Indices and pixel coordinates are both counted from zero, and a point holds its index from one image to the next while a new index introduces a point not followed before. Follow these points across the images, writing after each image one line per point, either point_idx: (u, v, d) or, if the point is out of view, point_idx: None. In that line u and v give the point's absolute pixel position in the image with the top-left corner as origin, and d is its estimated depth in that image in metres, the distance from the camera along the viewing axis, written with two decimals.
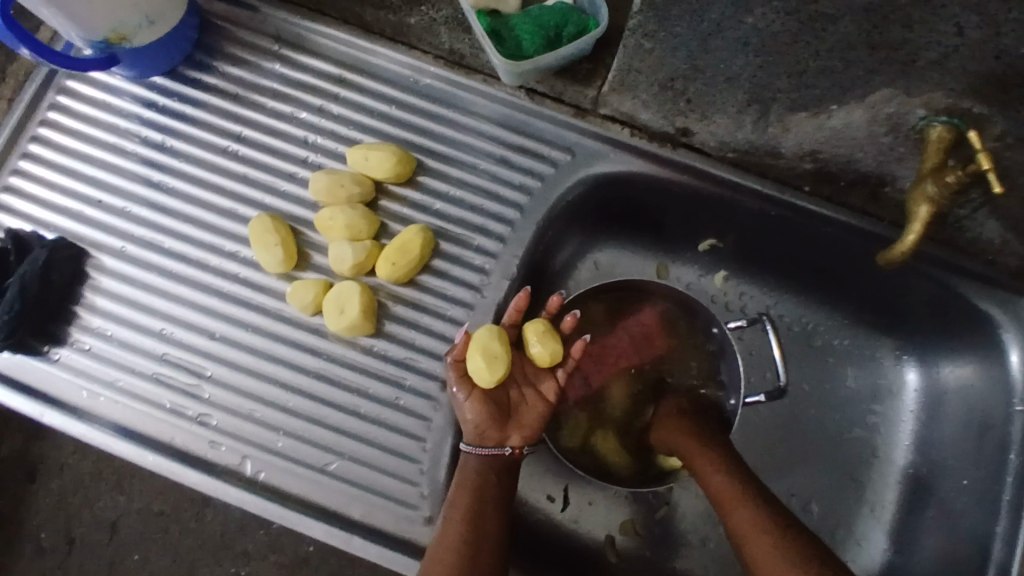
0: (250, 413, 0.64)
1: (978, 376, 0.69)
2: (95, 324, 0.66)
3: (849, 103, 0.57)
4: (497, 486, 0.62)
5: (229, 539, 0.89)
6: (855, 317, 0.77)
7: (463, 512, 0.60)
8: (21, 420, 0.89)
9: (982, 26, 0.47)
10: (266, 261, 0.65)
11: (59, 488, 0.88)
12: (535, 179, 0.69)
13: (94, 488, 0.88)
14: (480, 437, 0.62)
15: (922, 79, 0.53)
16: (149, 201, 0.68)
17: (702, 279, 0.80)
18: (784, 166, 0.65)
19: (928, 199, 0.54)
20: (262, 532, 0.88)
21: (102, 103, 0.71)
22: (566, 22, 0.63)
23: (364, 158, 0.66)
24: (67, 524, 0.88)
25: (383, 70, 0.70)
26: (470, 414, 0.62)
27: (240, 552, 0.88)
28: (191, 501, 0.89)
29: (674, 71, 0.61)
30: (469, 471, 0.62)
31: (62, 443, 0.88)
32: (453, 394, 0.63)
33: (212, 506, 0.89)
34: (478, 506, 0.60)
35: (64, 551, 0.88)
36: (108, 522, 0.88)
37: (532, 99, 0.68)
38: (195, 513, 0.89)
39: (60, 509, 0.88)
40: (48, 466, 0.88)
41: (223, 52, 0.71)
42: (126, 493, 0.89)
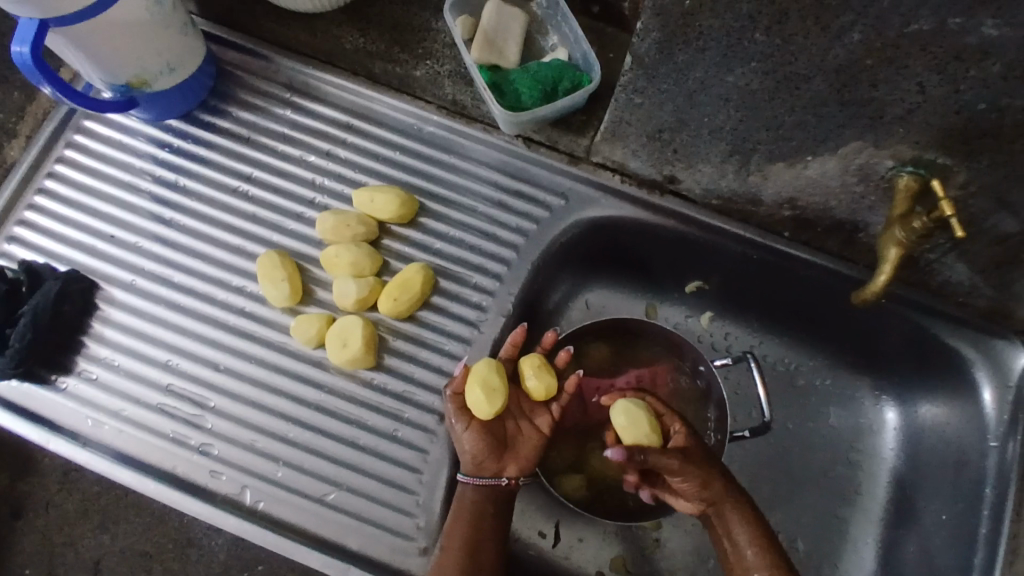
0: (251, 443, 0.66)
1: (953, 414, 0.73)
2: (102, 354, 0.68)
3: (822, 154, 0.61)
4: (493, 517, 0.64)
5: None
6: (835, 357, 0.80)
7: (461, 543, 0.61)
8: (11, 456, 0.89)
9: (943, 83, 0.51)
10: (272, 296, 0.67)
11: (45, 525, 0.88)
12: (530, 221, 0.72)
13: (80, 525, 0.87)
14: (477, 468, 0.64)
15: (888, 133, 0.57)
16: (160, 237, 0.71)
17: (689, 319, 0.83)
18: (763, 213, 0.70)
19: (896, 242, 0.58)
20: None
21: (119, 144, 0.74)
22: (562, 77, 0.68)
23: (370, 199, 0.70)
24: (50, 563, 0.87)
25: (388, 118, 0.74)
26: (468, 445, 0.64)
27: None
28: (177, 540, 0.87)
29: (662, 122, 0.65)
30: (465, 502, 0.63)
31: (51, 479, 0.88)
32: (451, 425, 0.65)
33: (199, 547, 0.88)
34: (475, 537, 0.62)
35: None
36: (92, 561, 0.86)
37: (529, 147, 0.73)
38: (181, 553, 0.87)
39: (44, 548, 0.87)
40: (35, 503, 0.88)
41: (237, 98, 0.75)
42: (111, 531, 0.88)
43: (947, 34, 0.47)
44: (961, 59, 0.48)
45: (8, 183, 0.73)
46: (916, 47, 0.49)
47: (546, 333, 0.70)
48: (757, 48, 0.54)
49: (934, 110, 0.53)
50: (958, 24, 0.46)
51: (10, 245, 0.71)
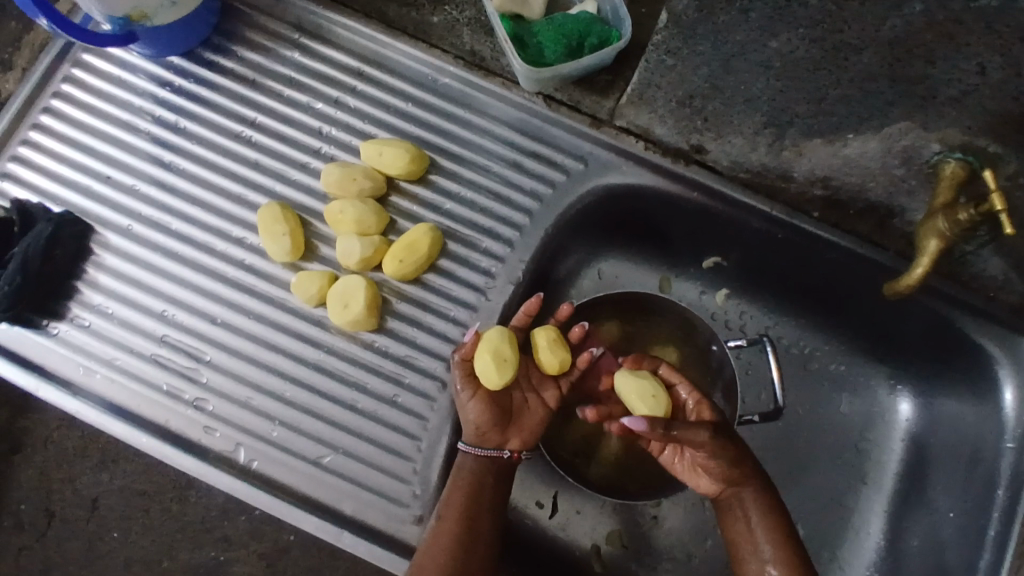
0: (247, 401, 0.64)
1: (971, 410, 0.70)
2: (96, 301, 0.65)
3: (865, 132, 0.59)
4: (491, 489, 0.63)
5: (209, 525, 0.88)
6: (853, 344, 0.78)
7: (458, 511, 0.60)
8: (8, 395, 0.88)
9: (1005, 66, 0.53)
10: (273, 251, 0.65)
11: (44, 461, 0.88)
12: (546, 185, 0.69)
13: (79, 463, 0.88)
14: (480, 438, 0.63)
15: (939, 115, 0.56)
16: (158, 181, 0.68)
17: (704, 296, 0.80)
18: (793, 190, 0.64)
19: (937, 233, 0.54)
20: (243, 518, 0.88)
21: (118, 79, 0.70)
22: (589, 32, 0.63)
23: (379, 153, 0.66)
24: (49, 498, 0.88)
25: (402, 66, 0.70)
26: (473, 413, 0.62)
27: (220, 538, 0.88)
28: (173, 483, 0.88)
29: (695, 88, 0.62)
30: (464, 472, 0.62)
31: (47, 418, 0.88)
32: (457, 393, 0.63)
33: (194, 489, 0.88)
34: (473, 507, 0.61)
35: (44, 525, 0.88)
36: (90, 499, 0.87)
37: (549, 106, 0.68)
38: (179, 495, 0.88)
39: (42, 482, 0.88)
40: (34, 440, 0.88)
41: (242, 37, 0.71)
42: (109, 471, 0.88)
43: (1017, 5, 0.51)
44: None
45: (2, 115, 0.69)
46: None
47: (562, 305, 0.67)
48: (807, 11, 0.56)
49: (989, 94, 0.54)
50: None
51: (4, 182, 0.68)
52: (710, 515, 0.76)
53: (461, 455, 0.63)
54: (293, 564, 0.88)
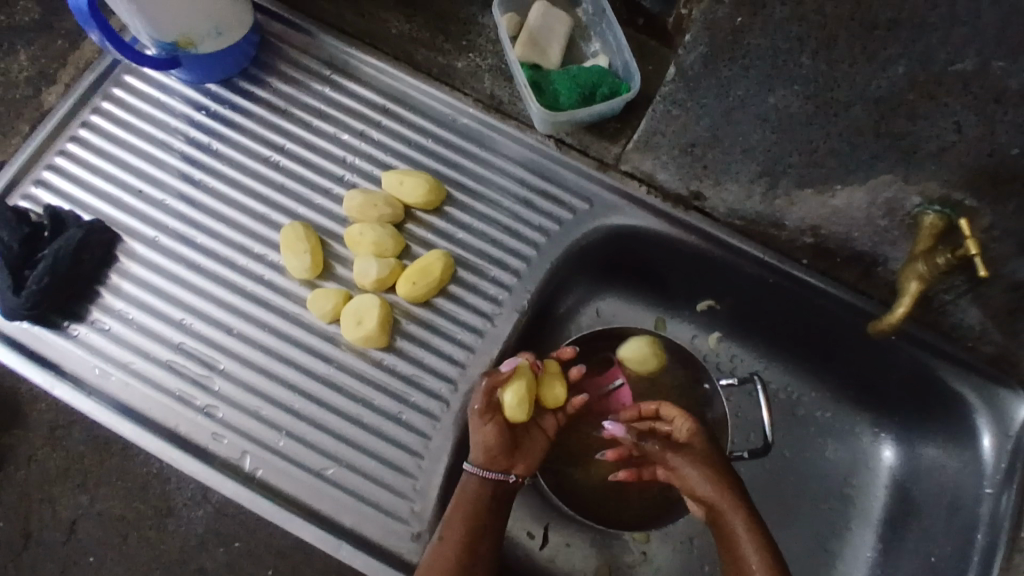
0: (256, 410, 0.66)
1: (951, 456, 0.73)
2: (117, 307, 0.68)
3: (852, 183, 0.62)
4: (494, 514, 0.64)
5: (186, 555, 0.80)
6: (839, 391, 0.81)
7: (461, 534, 0.61)
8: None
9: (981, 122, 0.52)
10: (293, 266, 0.68)
11: (24, 483, 0.81)
12: (553, 221, 0.73)
13: (59, 484, 0.81)
14: (489, 459, 0.64)
15: (919, 167, 0.58)
16: (186, 196, 0.72)
17: (697, 338, 0.83)
18: (785, 238, 0.69)
19: (917, 276, 0.59)
20: (222, 550, 0.80)
21: (155, 100, 0.75)
22: (602, 82, 0.69)
23: (400, 182, 0.70)
24: (26, 520, 0.81)
25: (424, 106, 0.75)
26: (489, 433, 0.64)
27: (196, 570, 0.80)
28: (153, 509, 0.81)
29: (696, 136, 0.66)
30: (470, 493, 0.63)
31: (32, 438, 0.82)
32: (474, 414, 0.64)
33: (175, 516, 0.80)
34: (476, 531, 0.62)
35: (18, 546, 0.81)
36: (67, 523, 0.80)
37: (560, 149, 0.73)
38: (156, 522, 0.81)
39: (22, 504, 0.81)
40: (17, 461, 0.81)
41: (276, 69, 0.76)
42: (89, 494, 0.81)
43: (991, 77, 0.49)
44: (1001, 102, 0.50)
45: (42, 128, 0.73)
46: (960, 84, 0.51)
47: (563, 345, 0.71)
48: (801, 71, 0.56)
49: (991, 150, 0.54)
50: (1002, 68, 0.48)
51: (36, 189, 0.71)
52: (698, 554, 0.77)
53: (467, 474, 0.64)
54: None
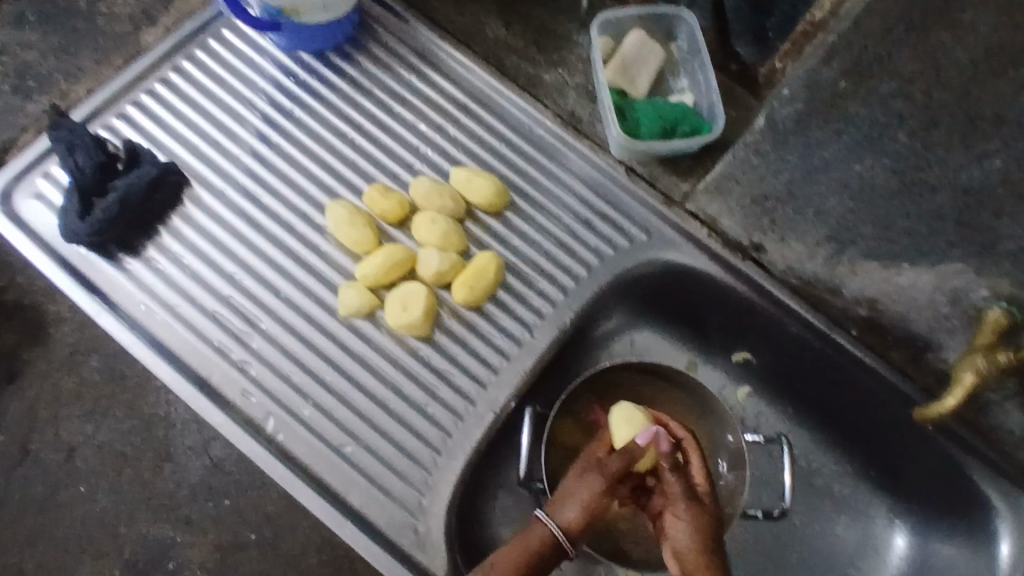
0: (288, 374, 0.66)
1: (964, 557, 0.72)
2: (174, 250, 0.69)
3: (920, 265, 0.62)
4: (547, 564, 0.60)
5: (177, 501, 0.81)
6: (861, 468, 0.80)
7: (528, 552, 0.59)
8: None
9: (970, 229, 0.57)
10: (347, 239, 0.69)
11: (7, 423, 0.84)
12: (609, 245, 0.73)
13: (69, 407, 0.83)
14: (557, 514, 0.61)
15: (995, 263, 0.57)
16: (260, 155, 0.73)
17: (726, 388, 0.82)
18: (837, 306, 0.70)
19: (975, 369, 0.57)
20: (211, 504, 0.80)
21: (247, 58, 0.76)
22: (684, 120, 0.70)
23: (467, 180, 0.71)
24: (28, 435, 0.83)
25: (503, 111, 0.76)
26: (564, 518, 0.61)
27: (181, 518, 0.80)
28: (154, 451, 0.82)
29: (771, 189, 0.66)
30: (533, 539, 0.60)
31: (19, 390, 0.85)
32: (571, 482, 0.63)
33: (172, 465, 0.81)
34: (537, 561, 0.59)
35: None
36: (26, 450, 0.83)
37: (629, 176, 0.74)
38: (154, 464, 0.81)
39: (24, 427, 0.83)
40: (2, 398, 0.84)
41: (368, 50, 0.77)
42: (95, 423, 0.83)
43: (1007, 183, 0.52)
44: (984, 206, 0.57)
45: (135, 65, 0.75)
46: None
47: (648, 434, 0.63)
48: (896, 145, 0.56)
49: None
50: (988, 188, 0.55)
51: (118, 121, 0.73)
52: None
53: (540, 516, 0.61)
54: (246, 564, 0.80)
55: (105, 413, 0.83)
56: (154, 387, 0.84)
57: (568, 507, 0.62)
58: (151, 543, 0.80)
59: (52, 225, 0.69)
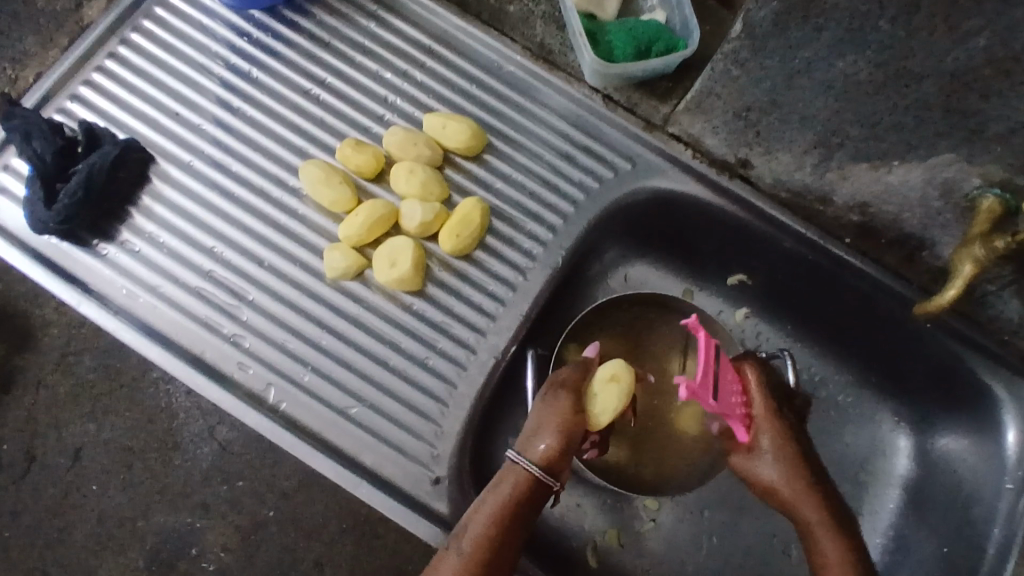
0: (282, 343, 0.65)
1: (971, 450, 0.74)
2: (147, 229, 0.67)
3: (910, 161, 0.62)
4: (535, 503, 0.62)
5: (190, 489, 0.81)
6: (864, 376, 0.81)
7: (502, 497, 0.60)
8: None
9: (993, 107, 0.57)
10: (326, 200, 0.67)
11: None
12: (594, 178, 0.72)
13: (68, 411, 0.81)
14: (527, 450, 0.62)
15: (985, 150, 0.59)
16: (224, 123, 0.70)
17: (723, 311, 0.82)
18: (830, 215, 0.68)
19: (973, 259, 0.57)
20: (225, 487, 0.80)
21: (197, 23, 0.72)
22: (658, 39, 0.67)
23: (442, 126, 0.69)
24: (31, 441, 0.81)
25: (471, 50, 0.73)
26: (533, 454, 0.62)
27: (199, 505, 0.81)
28: (160, 442, 0.81)
29: (753, 101, 0.65)
30: (514, 483, 0.61)
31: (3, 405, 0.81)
32: (549, 411, 0.63)
33: (180, 452, 0.81)
34: (518, 505, 0.61)
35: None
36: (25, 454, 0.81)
37: (606, 105, 0.72)
38: (162, 456, 0.81)
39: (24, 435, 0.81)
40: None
41: (322, 0, 0.74)
42: (97, 421, 0.81)
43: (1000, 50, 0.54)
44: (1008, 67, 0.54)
45: (80, 41, 0.71)
46: None
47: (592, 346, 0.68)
48: (876, 36, 0.58)
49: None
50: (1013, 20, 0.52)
51: (71, 103, 0.70)
52: (706, 526, 0.78)
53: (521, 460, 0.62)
54: (270, 541, 0.80)
55: (104, 412, 0.81)
56: (153, 377, 0.82)
57: (538, 442, 0.62)
58: (168, 531, 0.80)
59: (20, 219, 0.67)
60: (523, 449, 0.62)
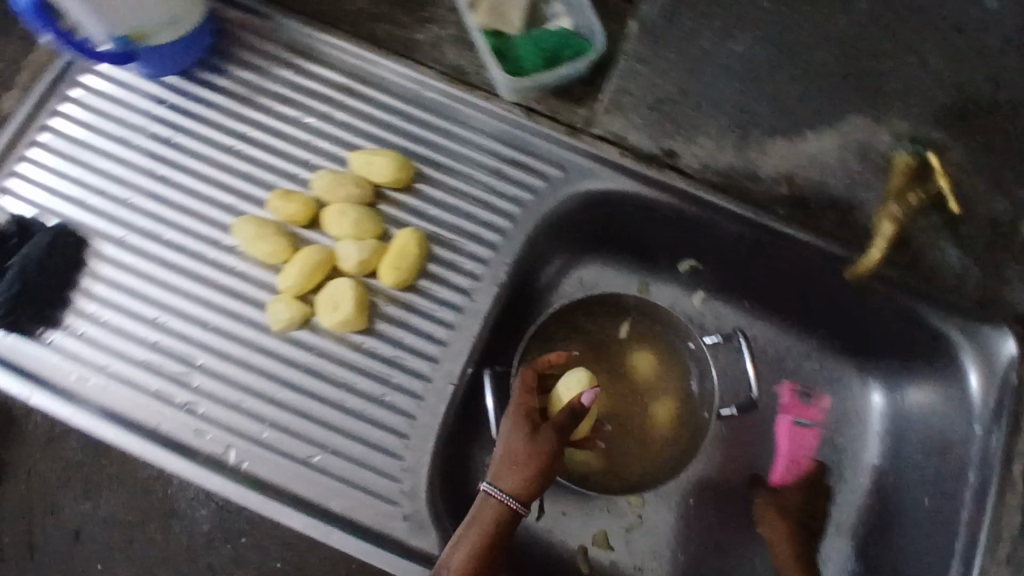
0: (238, 403, 0.65)
1: (939, 400, 0.74)
2: (91, 310, 0.67)
3: (822, 128, 0.69)
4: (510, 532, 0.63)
5: None
6: (825, 341, 0.82)
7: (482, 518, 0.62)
8: None
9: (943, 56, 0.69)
10: (260, 254, 0.67)
11: None
12: (527, 191, 0.72)
13: None
14: (502, 483, 0.63)
15: (887, 105, 0.69)
16: (154, 193, 0.70)
17: (683, 297, 0.84)
18: (759, 191, 0.68)
19: (892, 217, 0.64)
20: None
21: (114, 97, 0.73)
22: (565, 46, 0.68)
23: (366, 162, 0.69)
24: None
25: (388, 83, 0.73)
26: (509, 487, 0.63)
27: None
28: None
29: (665, 93, 0.70)
30: (489, 510, 0.62)
31: None
32: (520, 439, 0.64)
33: None
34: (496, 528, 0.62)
35: None
36: None
37: (528, 116, 0.72)
38: None
39: None
40: None
41: (237, 57, 0.74)
42: None
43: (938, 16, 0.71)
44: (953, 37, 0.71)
45: None
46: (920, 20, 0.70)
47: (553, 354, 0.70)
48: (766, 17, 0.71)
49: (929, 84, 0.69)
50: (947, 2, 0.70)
51: None
52: (691, 513, 0.79)
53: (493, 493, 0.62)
54: None
55: None
56: None
57: (512, 473, 0.63)
58: None
59: None
60: (500, 481, 0.63)
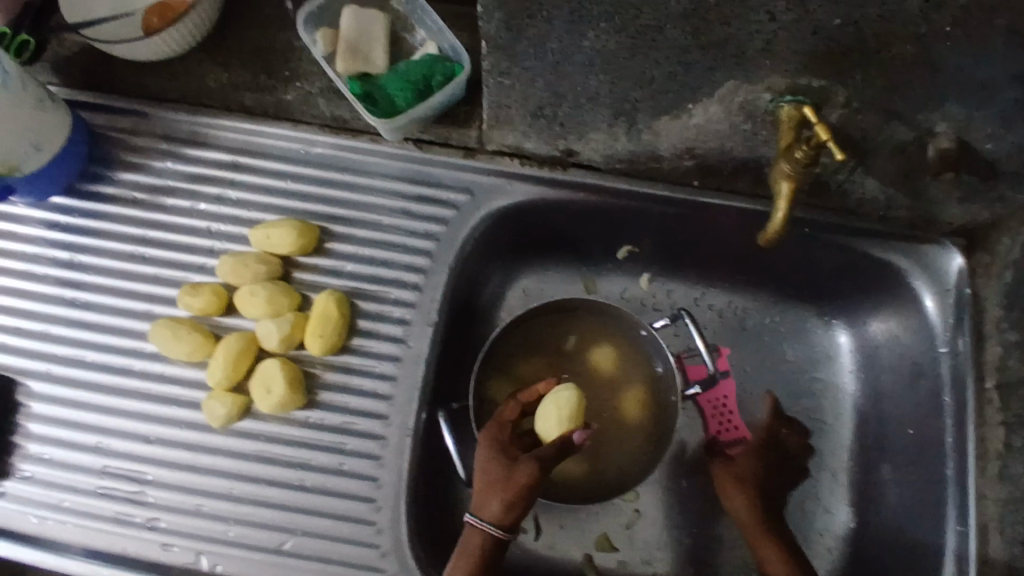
0: (197, 507, 0.64)
1: (901, 329, 0.72)
2: (33, 450, 0.66)
3: (702, 100, 0.58)
4: (498, 557, 0.63)
5: None
6: (779, 294, 0.80)
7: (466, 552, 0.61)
8: None
9: None
10: (182, 354, 0.66)
11: None
12: (438, 223, 0.71)
13: None
14: (483, 513, 0.62)
15: (758, 65, 0.53)
16: (66, 318, 0.69)
17: (629, 284, 0.81)
18: (667, 168, 0.68)
19: (786, 177, 0.55)
20: None
21: (7, 232, 0.72)
22: (433, 72, 0.66)
23: (266, 236, 0.68)
24: None
25: (275, 149, 0.72)
26: (491, 515, 0.62)
27: None
28: None
29: (540, 100, 0.62)
30: (473, 541, 0.62)
31: None
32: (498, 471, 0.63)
33: None
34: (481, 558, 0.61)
35: None
36: None
37: (421, 149, 0.71)
38: None
39: None
40: None
41: (119, 161, 0.72)
42: None
43: None
44: None
45: None
46: None
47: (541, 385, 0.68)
48: None
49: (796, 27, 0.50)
50: None
51: None
52: (685, 497, 0.78)
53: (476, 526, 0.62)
54: None
55: None
56: None
57: (493, 504, 0.62)
58: None
59: None
60: (481, 512, 0.62)
